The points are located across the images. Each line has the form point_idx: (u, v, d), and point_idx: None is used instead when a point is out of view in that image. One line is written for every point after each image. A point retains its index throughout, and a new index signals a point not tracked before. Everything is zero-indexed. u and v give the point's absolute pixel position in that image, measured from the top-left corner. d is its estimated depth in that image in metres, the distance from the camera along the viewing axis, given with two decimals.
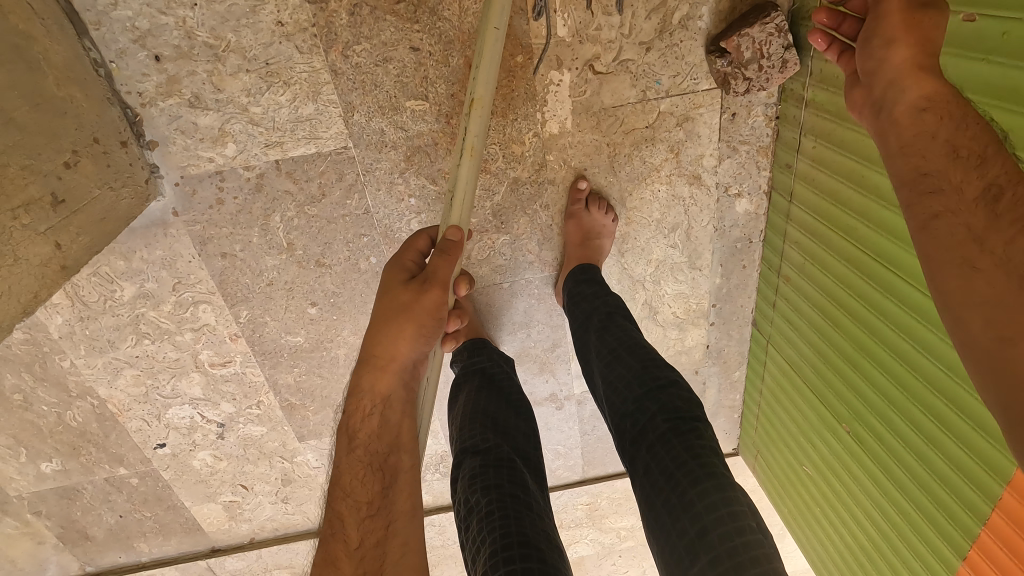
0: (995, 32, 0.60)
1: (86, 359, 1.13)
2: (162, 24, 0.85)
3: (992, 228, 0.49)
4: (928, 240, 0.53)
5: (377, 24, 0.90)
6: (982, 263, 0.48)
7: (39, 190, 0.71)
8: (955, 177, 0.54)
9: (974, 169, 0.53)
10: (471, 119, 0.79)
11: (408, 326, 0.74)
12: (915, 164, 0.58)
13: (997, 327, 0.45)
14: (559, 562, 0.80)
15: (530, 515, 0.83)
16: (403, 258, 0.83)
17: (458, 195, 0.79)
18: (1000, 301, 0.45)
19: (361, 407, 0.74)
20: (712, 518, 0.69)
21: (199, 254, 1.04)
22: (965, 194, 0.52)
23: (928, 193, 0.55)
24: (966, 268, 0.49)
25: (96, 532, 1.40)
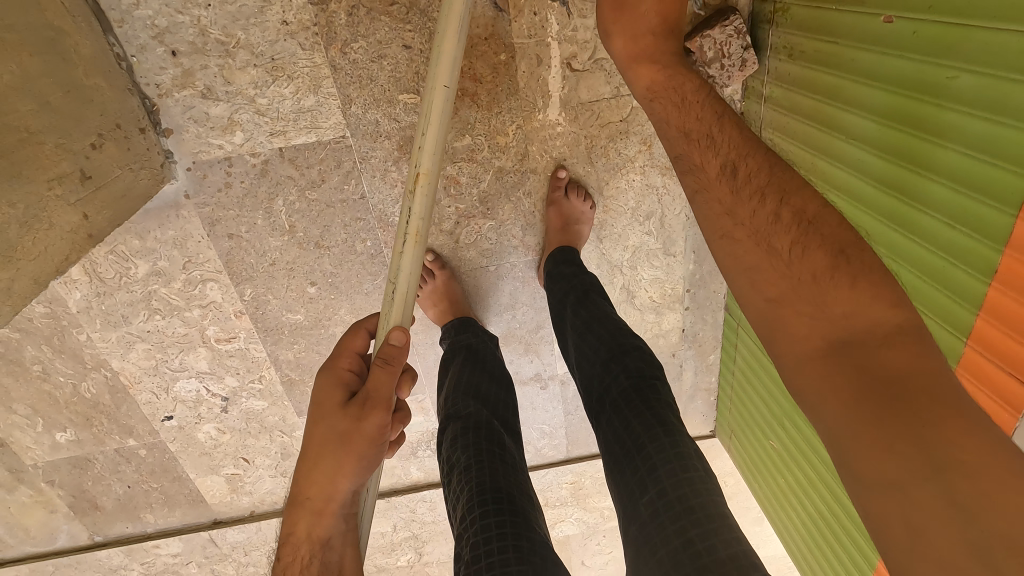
0: (909, 33, 0.68)
1: (101, 333, 1.22)
2: (179, 23, 0.94)
3: (740, 203, 0.72)
4: (706, 219, 0.75)
5: (373, 24, 0.99)
6: (741, 235, 0.70)
7: (70, 166, 0.80)
8: (699, 157, 0.79)
9: (709, 151, 0.78)
10: (416, 193, 0.81)
11: (348, 460, 0.76)
12: (676, 152, 0.82)
13: (766, 291, 0.66)
14: (532, 509, 0.88)
15: (504, 468, 0.91)
16: (337, 366, 0.83)
17: (399, 290, 0.81)
18: (769, 269, 0.67)
19: (297, 554, 0.78)
20: (661, 457, 0.79)
21: (208, 234, 1.13)
22: (710, 174, 0.76)
23: (688, 174, 0.79)
24: (730, 240, 0.71)
25: (105, 501, 1.48)
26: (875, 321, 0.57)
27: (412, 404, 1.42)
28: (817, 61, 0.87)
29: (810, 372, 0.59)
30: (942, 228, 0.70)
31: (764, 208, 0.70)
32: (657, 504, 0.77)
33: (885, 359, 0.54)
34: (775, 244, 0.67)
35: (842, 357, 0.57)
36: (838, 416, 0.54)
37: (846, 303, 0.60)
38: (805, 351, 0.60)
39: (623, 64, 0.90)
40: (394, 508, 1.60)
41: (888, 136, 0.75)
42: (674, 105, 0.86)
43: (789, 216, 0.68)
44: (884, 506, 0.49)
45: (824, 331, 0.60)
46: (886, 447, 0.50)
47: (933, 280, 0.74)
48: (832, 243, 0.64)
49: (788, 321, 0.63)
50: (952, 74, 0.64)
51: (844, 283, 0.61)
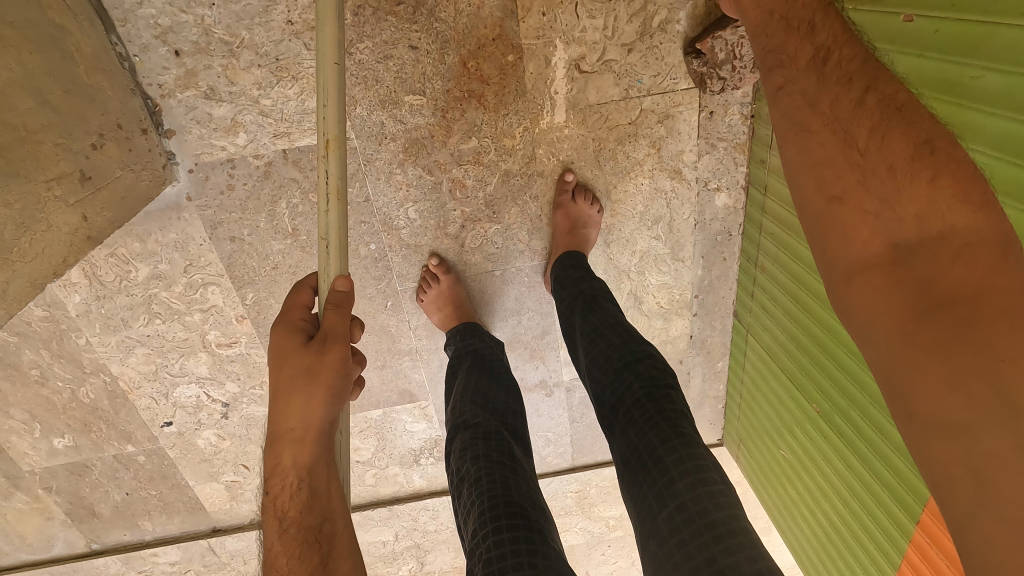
0: (929, 32, 0.67)
1: (100, 337, 1.20)
2: (182, 22, 0.93)
3: (824, 89, 0.60)
4: (783, 107, 0.64)
5: (379, 24, 0.97)
6: (817, 125, 0.59)
7: (70, 166, 0.78)
8: (792, 47, 0.66)
9: (807, 39, 0.65)
10: (330, 161, 0.76)
11: (321, 389, 0.73)
12: (766, 45, 0.70)
13: (828, 190, 0.57)
14: (544, 520, 0.85)
15: (515, 478, 0.88)
16: (291, 314, 0.79)
17: (331, 243, 0.77)
18: (836, 162, 0.57)
19: (286, 484, 0.73)
20: (679, 470, 0.77)
21: (209, 237, 1.12)
22: (802, 62, 0.64)
23: (774, 68, 0.67)
24: (803, 132, 0.60)
25: (103, 509, 1.45)
26: (954, 227, 0.48)
27: (415, 410, 1.40)
28: None
29: (860, 284, 0.52)
30: None
31: (847, 94, 0.58)
32: (676, 519, 0.74)
33: (959, 275, 0.46)
34: (853, 132, 0.57)
35: (906, 268, 0.49)
36: (897, 336, 0.47)
37: (919, 204, 0.51)
38: (861, 260, 0.52)
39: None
40: (396, 517, 1.57)
41: None
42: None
43: (874, 102, 0.56)
44: (942, 449, 0.42)
45: (890, 236, 0.51)
46: (949, 381, 0.43)
47: None
48: (919, 132, 0.53)
49: (848, 225, 0.54)
50: (976, 74, 0.62)
51: (924, 180, 0.51)
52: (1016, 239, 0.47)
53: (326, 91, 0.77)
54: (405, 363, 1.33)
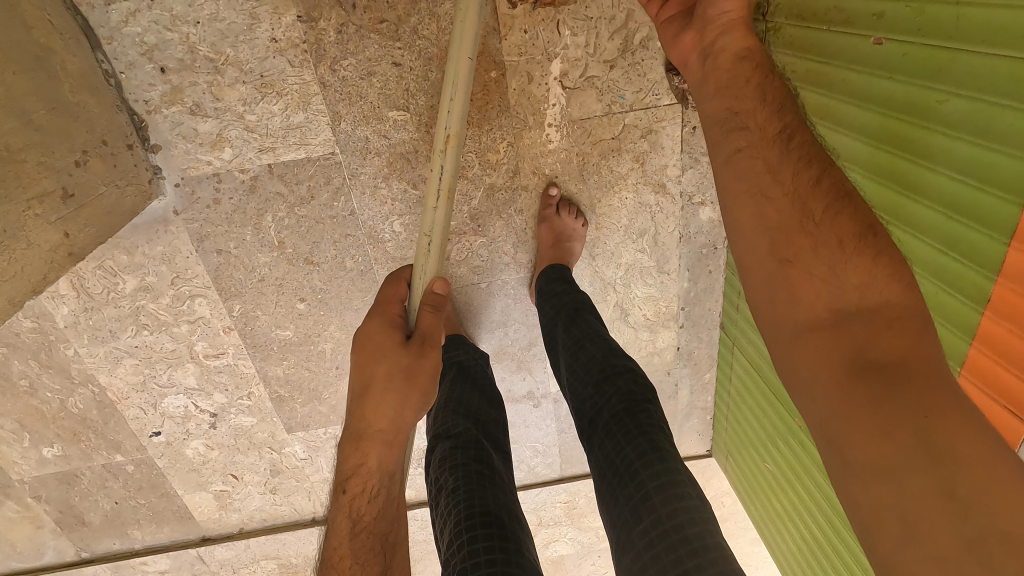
0: (898, 54, 0.67)
1: (89, 348, 1.21)
2: (168, 40, 0.94)
3: (785, 164, 0.64)
4: (739, 171, 0.66)
5: (362, 41, 0.99)
6: (776, 195, 0.63)
7: (52, 184, 0.79)
8: (758, 118, 0.68)
9: (775, 113, 0.67)
10: (446, 155, 0.81)
11: (414, 394, 0.80)
12: (728, 105, 0.70)
13: (782, 254, 0.60)
14: (523, 533, 0.85)
15: (494, 489, 0.89)
16: (388, 309, 0.85)
17: (433, 244, 0.83)
18: (792, 229, 0.61)
19: (368, 484, 0.80)
20: (655, 484, 0.78)
21: (196, 250, 1.13)
22: (765, 131, 0.66)
23: (734, 130, 0.68)
24: (760, 198, 0.63)
25: (93, 517, 1.46)
26: (887, 301, 0.54)
27: None
28: (808, 80, 0.85)
29: (805, 344, 0.56)
30: (932, 253, 0.69)
31: (806, 172, 0.63)
32: (651, 533, 0.75)
33: (889, 343, 0.51)
34: (809, 206, 0.61)
35: (847, 333, 0.54)
36: (834, 394, 0.51)
37: (861, 276, 0.56)
38: (805, 322, 0.57)
39: (719, 29, 0.75)
40: None
41: (878, 159, 0.74)
42: (758, 64, 0.71)
43: (829, 185, 0.62)
44: (881, 496, 0.45)
45: (832, 303, 0.56)
46: (884, 435, 0.47)
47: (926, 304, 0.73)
48: (864, 217, 0.60)
49: (798, 289, 0.58)
50: (941, 98, 0.62)
51: (865, 258, 0.57)
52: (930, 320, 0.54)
53: (454, 84, 0.78)
54: None
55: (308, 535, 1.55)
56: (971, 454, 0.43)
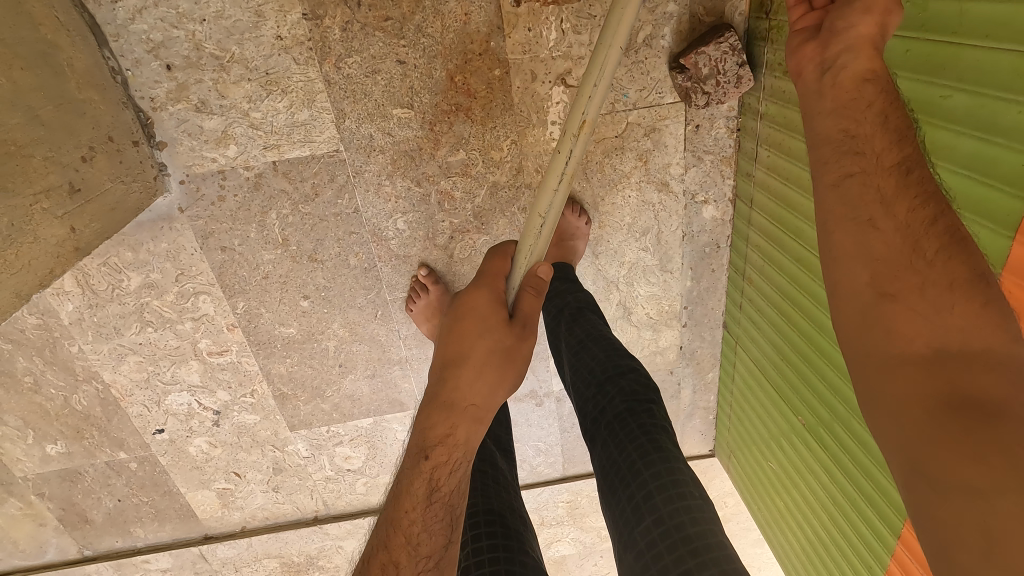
0: (901, 50, 0.68)
1: (93, 345, 1.22)
2: (174, 37, 0.95)
3: (902, 197, 0.56)
4: (845, 194, 0.58)
5: (367, 39, 0.99)
6: (884, 224, 0.55)
7: (59, 179, 0.80)
8: (877, 146, 0.59)
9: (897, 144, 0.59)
10: (577, 142, 0.68)
11: (510, 374, 0.76)
12: (846, 126, 0.62)
13: (879, 283, 0.53)
14: (525, 532, 0.85)
15: (497, 488, 0.89)
16: (495, 282, 0.78)
17: (546, 226, 0.72)
18: (894, 261, 0.53)
19: (453, 457, 0.71)
20: (656, 483, 0.78)
21: (200, 247, 1.13)
22: (884, 159, 0.58)
23: (847, 153, 0.60)
24: (865, 224, 0.56)
25: (95, 515, 1.46)
26: (993, 346, 0.46)
27: (405, 419, 1.41)
28: None
29: (894, 378, 0.49)
30: None
31: (921, 210, 0.55)
32: (653, 532, 0.75)
33: (993, 384, 0.44)
34: (921, 243, 0.53)
35: (946, 370, 0.46)
36: (925, 425, 0.44)
37: (967, 317, 0.48)
38: (902, 355, 0.49)
39: (848, 43, 0.64)
40: None
41: None
42: (885, 89, 0.62)
43: (943, 229, 0.54)
44: (966, 522, 0.38)
45: (932, 340, 0.48)
46: (977, 460, 0.39)
47: None
48: (978, 266, 0.52)
49: (890, 319, 0.51)
50: (944, 93, 0.63)
51: (975, 303, 0.49)
52: None
53: (599, 69, 0.65)
54: (394, 372, 1.34)
55: (311, 533, 1.55)
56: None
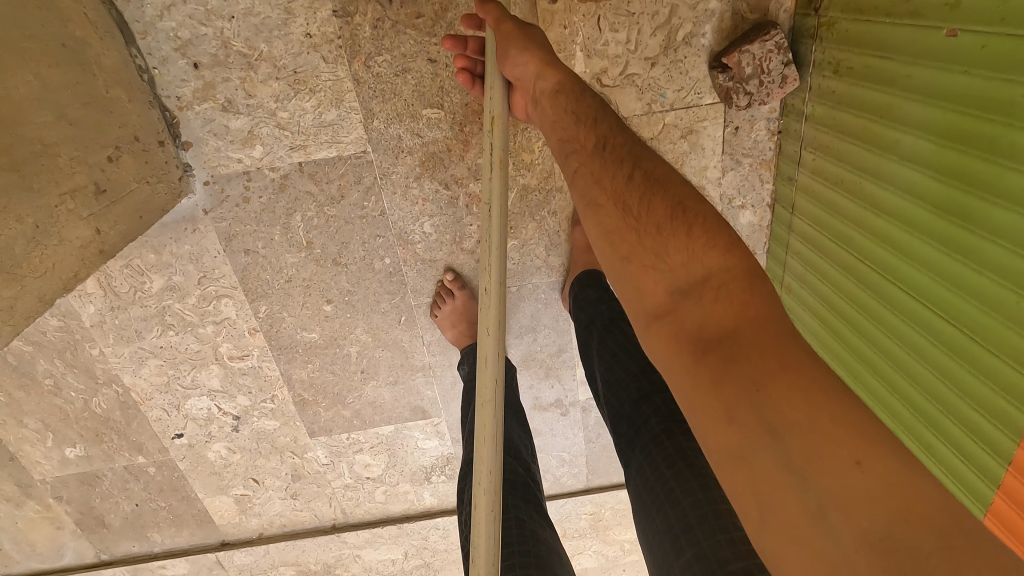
0: (976, 47, 0.63)
1: (114, 348, 1.20)
2: (202, 35, 0.93)
3: (605, 170, 0.69)
4: (577, 187, 0.71)
5: (398, 37, 0.96)
6: (604, 201, 0.67)
7: (85, 179, 0.77)
8: (582, 135, 0.73)
9: (593, 128, 0.73)
10: (494, 135, 0.73)
11: None
12: (562, 137, 0.75)
13: (620, 249, 0.64)
14: (561, 569, 0.79)
15: (531, 521, 0.84)
16: None
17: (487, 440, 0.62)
18: (620, 226, 0.65)
19: None
20: (696, 513, 0.73)
21: (224, 249, 1.11)
22: (586, 147, 0.72)
23: (569, 154, 0.74)
24: (595, 207, 0.68)
25: (113, 519, 1.44)
26: (708, 270, 0.59)
27: (427, 427, 1.37)
28: (866, 78, 0.81)
29: (654, 334, 0.59)
30: (1011, 259, 0.63)
31: (620, 172, 0.68)
32: (693, 567, 0.69)
33: (717, 311, 0.56)
34: (629, 203, 0.66)
35: (680, 313, 0.58)
36: (688, 379, 0.54)
37: (683, 255, 0.60)
38: (652, 310, 0.60)
39: (533, 74, 0.78)
40: (406, 534, 1.52)
41: (947, 157, 0.69)
42: (571, 90, 0.77)
43: (641, 177, 0.67)
44: (738, 475, 0.48)
45: (666, 287, 0.60)
46: (725, 416, 0.49)
47: (995, 314, 0.66)
48: (674, 197, 0.64)
49: (638, 279, 0.62)
50: None
51: (682, 233, 0.61)
52: (759, 272, 0.58)
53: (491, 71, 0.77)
54: (417, 378, 1.31)
55: (328, 541, 1.51)
56: (813, 424, 0.46)
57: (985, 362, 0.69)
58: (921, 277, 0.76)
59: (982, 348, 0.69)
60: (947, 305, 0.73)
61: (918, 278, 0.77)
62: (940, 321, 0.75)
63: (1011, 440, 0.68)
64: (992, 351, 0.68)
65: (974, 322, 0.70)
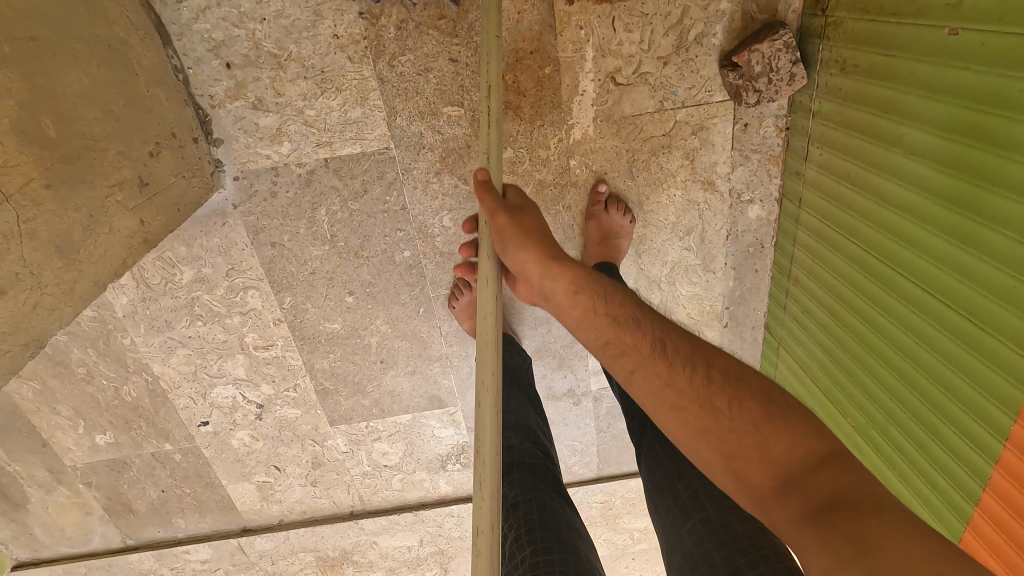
0: (977, 44, 0.67)
1: (145, 337, 1.25)
2: (235, 36, 0.97)
3: (675, 372, 0.66)
4: (644, 396, 0.66)
5: (421, 37, 1.01)
6: (686, 403, 0.63)
7: (130, 173, 0.81)
8: (626, 338, 0.71)
9: (639, 330, 0.71)
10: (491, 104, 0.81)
11: None
12: (597, 335, 0.73)
13: (718, 446, 0.60)
14: (583, 547, 0.83)
15: (552, 503, 0.88)
16: None
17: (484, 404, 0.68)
18: (712, 423, 0.61)
19: None
20: (702, 483, 0.78)
21: (251, 243, 1.15)
22: (642, 351, 0.68)
23: (617, 354, 0.70)
24: (675, 408, 0.63)
25: (139, 505, 1.49)
26: (811, 449, 0.56)
27: (443, 416, 1.41)
28: (872, 74, 0.85)
29: (767, 511, 0.54)
30: (1011, 245, 0.66)
31: (696, 373, 0.65)
32: (700, 531, 0.74)
33: (826, 479, 0.53)
34: (716, 404, 0.62)
35: (785, 482, 0.55)
36: (794, 533, 0.51)
37: (785, 443, 0.57)
38: (759, 489, 0.56)
39: (539, 271, 0.78)
40: (422, 521, 1.56)
41: (952, 151, 0.72)
42: (590, 288, 0.76)
43: (721, 379, 0.64)
44: None
45: (774, 474, 0.56)
46: (823, 543, 0.48)
47: (998, 300, 0.69)
48: (763, 392, 0.63)
49: (739, 465, 0.58)
50: None
51: (780, 425, 0.59)
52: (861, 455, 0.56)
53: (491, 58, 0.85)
54: (434, 368, 1.35)
55: (347, 528, 1.55)
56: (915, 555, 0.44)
57: (990, 348, 0.72)
58: (926, 265, 0.80)
59: (984, 332, 0.72)
60: (951, 292, 0.76)
61: (923, 268, 0.80)
62: (944, 308, 0.78)
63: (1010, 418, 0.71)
64: (994, 335, 0.71)
65: (977, 307, 0.73)
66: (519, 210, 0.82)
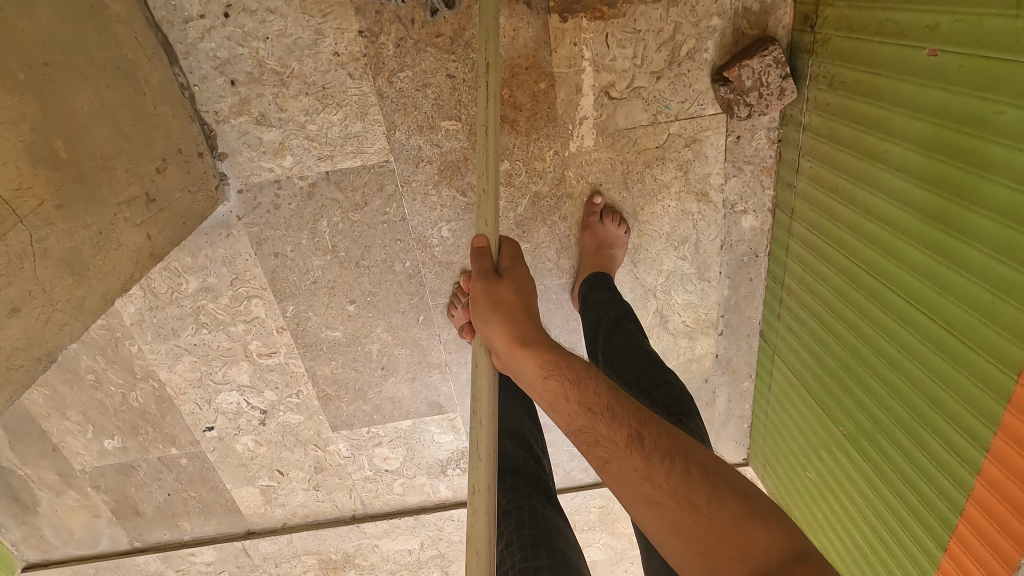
0: (954, 66, 0.69)
1: (151, 345, 1.28)
2: (239, 55, 1.00)
3: (652, 466, 0.63)
4: (621, 490, 0.64)
5: (420, 54, 1.04)
6: (662, 496, 0.61)
7: (137, 190, 0.84)
8: (603, 429, 0.67)
9: (619, 419, 0.68)
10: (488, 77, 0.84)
11: None
12: (568, 421, 0.70)
13: (695, 544, 0.58)
14: (571, 554, 0.84)
15: (543, 511, 0.89)
16: None
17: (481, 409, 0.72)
18: (688, 522, 0.59)
19: None
20: None
21: (255, 253, 1.18)
22: (617, 442, 0.66)
23: (592, 443, 0.67)
24: (652, 503, 0.61)
25: (146, 508, 1.52)
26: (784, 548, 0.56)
27: (443, 422, 1.44)
28: (858, 91, 0.87)
29: None
30: (988, 262, 0.68)
31: (674, 468, 0.63)
32: None
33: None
34: (694, 497, 0.61)
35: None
36: None
37: (761, 542, 0.56)
38: None
39: (504, 353, 0.75)
40: (422, 525, 1.58)
41: (932, 168, 0.74)
42: (562, 372, 0.72)
43: (698, 471, 0.63)
44: None
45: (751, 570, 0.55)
46: None
47: (976, 314, 0.71)
48: (739, 488, 0.61)
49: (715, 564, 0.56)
50: (1000, 108, 0.63)
51: (756, 522, 0.58)
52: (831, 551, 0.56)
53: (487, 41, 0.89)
54: (434, 375, 1.37)
55: (348, 531, 1.58)
56: None
57: (968, 360, 0.74)
58: (909, 279, 0.82)
59: (964, 345, 0.74)
60: (933, 305, 0.78)
61: (907, 282, 0.82)
62: (926, 320, 0.80)
63: (989, 429, 0.72)
64: (973, 348, 0.73)
65: (956, 320, 0.75)
66: (498, 279, 0.82)
